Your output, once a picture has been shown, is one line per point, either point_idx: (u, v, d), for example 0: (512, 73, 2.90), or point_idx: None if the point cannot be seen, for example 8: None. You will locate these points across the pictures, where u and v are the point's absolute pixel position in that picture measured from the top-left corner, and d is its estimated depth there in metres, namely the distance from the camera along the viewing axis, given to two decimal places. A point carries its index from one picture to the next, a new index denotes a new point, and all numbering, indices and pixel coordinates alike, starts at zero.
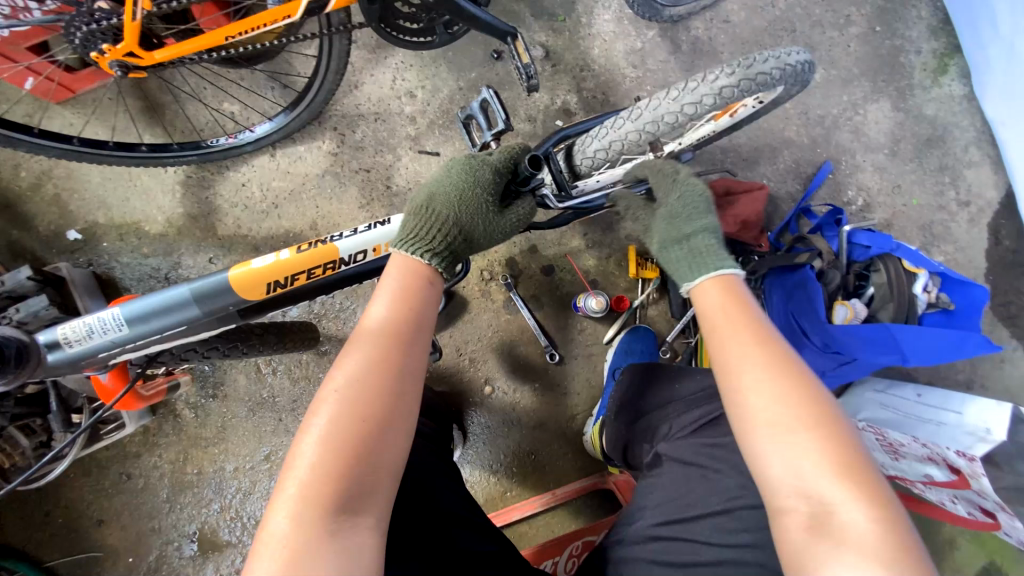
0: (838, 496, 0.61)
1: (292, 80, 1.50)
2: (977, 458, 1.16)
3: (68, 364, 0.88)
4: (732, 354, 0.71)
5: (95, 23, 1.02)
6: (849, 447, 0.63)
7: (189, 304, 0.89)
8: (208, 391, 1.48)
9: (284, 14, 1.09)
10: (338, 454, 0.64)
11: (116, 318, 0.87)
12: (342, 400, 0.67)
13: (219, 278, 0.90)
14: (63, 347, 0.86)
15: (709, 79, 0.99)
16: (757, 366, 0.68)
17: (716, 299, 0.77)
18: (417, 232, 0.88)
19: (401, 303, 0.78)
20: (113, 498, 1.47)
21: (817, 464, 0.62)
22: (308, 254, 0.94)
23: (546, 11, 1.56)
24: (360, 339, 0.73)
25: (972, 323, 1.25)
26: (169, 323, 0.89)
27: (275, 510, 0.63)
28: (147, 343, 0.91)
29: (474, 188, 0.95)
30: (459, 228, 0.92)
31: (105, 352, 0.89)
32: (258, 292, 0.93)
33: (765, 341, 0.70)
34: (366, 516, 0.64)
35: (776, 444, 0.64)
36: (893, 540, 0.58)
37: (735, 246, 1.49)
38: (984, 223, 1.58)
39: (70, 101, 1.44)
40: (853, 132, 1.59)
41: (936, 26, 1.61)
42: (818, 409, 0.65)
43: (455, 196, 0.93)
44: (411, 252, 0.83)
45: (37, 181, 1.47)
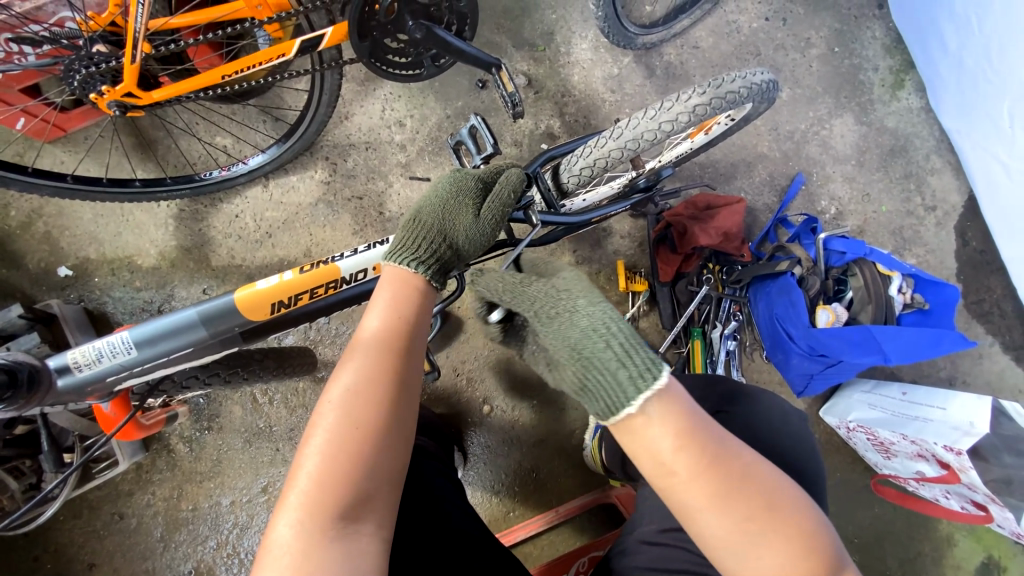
0: None
1: (283, 113, 1.54)
2: (963, 452, 1.19)
3: (76, 389, 0.88)
4: (710, 531, 0.60)
5: (94, 66, 1.06)
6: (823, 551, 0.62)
7: (197, 327, 0.90)
8: (202, 423, 1.46)
9: (278, 52, 1.16)
10: (339, 462, 0.65)
11: (125, 341, 0.87)
12: (343, 408, 0.69)
13: (226, 300, 0.92)
14: (73, 371, 0.87)
15: (683, 98, 1.05)
16: (747, 546, 0.59)
17: (681, 453, 0.60)
18: (406, 243, 0.89)
19: (394, 311, 0.80)
20: (104, 540, 1.43)
21: None
22: (313, 273, 0.97)
23: (526, 42, 1.64)
24: (360, 347, 0.75)
25: (946, 321, 1.30)
26: (177, 345, 0.89)
27: (279, 519, 0.63)
28: (154, 365, 0.91)
29: (460, 200, 0.97)
30: (447, 238, 0.93)
31: (112, 376, 0.89)
32: (265, 312, 0.95)
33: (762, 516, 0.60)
34: (368, 522, 0.65)
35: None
36: None
37: (718, 257, 1.55)
38: (952, 226, 1.67)
39: (61, 139, 1.46)
40: (821, 146, 1.68)
41: (891, 45, 1.72)
42: (819, 556, 0.61)
43: (443, 208, 0.95)
44: (400, 262, 0.85)
45: (27, 220, 1.48)
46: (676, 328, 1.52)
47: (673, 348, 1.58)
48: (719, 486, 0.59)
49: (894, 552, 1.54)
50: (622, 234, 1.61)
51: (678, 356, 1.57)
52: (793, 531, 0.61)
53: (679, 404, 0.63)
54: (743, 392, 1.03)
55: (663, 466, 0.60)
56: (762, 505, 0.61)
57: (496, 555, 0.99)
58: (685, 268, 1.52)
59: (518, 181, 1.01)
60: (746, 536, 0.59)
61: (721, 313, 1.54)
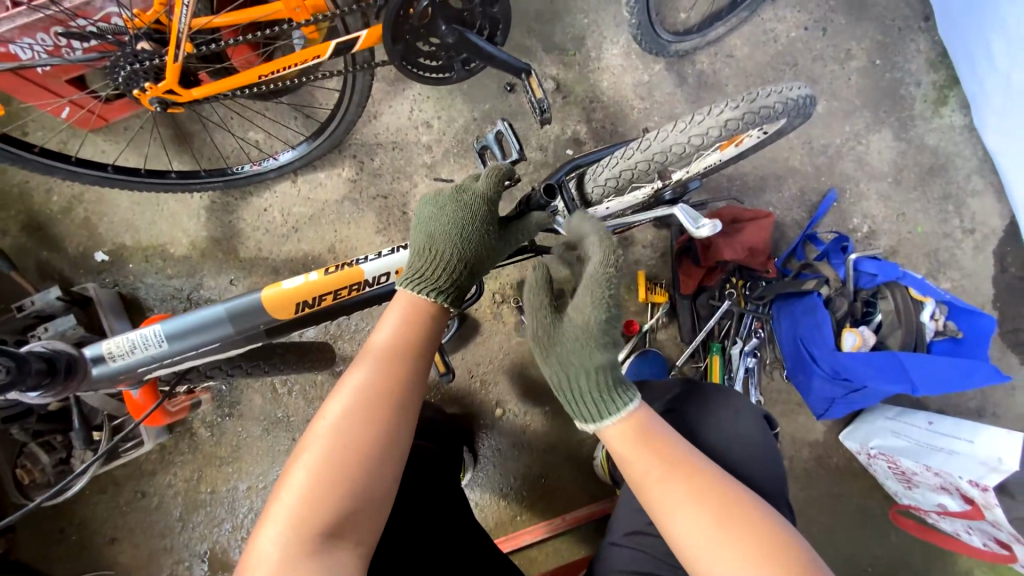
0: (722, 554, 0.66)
1: (314, 111, 1.57)
2: (989, 488, 1.15)
3: (111, 377, 0.92)
4: (680, 534, 0.68)
5: (139, 63, 1.10)
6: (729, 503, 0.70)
7: (224, 323, 0.94)
8: (224, 409, 1.51)
9: (313, 54, 1.19)
10: (330, 475, 0.67)
11: (157, 334, 0.91)
12: (337, 423, 0.71)
13: (253, 299, 0.95)
14: (107, 361, 0.91)
15: (715, 112, 1.04)
16: (667, 493, 0.71)
17: (641, 457, 0.74)
18: (423, 271, 0.90)
19: (407, 329, 0.82)
20: (127, 516, 1.49)
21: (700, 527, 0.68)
22: (336, 275, 0.98)
23: (557, 46, 1.63)
24: (364, 361, 0.77)
25: (980, 351, 1.26)
26: (205, 341, 0.93)
27: (266, 526, 0.66)
28: (183, 358, 0.95)
29: (474, 223, 0.95)
30: (464, 264, 0.93)
31: (144, 366, 0.93)
32: (289, 311, 0.97)
33: (728, 519, 0.68)
34: (352, 538, 0.67)
35: (667, 497, 0.71)
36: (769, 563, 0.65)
37: (743, 272, 1.52)
38: (990, 250, 1.60)
39: (102, 129, 1.52)
40: (856, 162, 1.63)
41: (934, 60, 1.65)
42: (719, 505, 0.69)
43: (456, 234, 0.94)
44: (417, 292, 0.86)
45: (68, 205, 1.54)
46: (694, 342, 1.50)
47: (691, 362, 1.56)
48: (682, 490, 0.70)
49: None
50: (644, 244, 1.59)
51: (696, 370, 1.56)
52: (769, 548, 0.65)
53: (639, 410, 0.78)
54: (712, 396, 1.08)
55: (636, 477, 0.74)
56: (711, 495, 0.70)
57: (485, 552, 1.03)
58: (707, 281, 1.51)
59: (547, 195, 0.98)
60: (665, 481, 0.72)
61: (742, 329, 1.51)
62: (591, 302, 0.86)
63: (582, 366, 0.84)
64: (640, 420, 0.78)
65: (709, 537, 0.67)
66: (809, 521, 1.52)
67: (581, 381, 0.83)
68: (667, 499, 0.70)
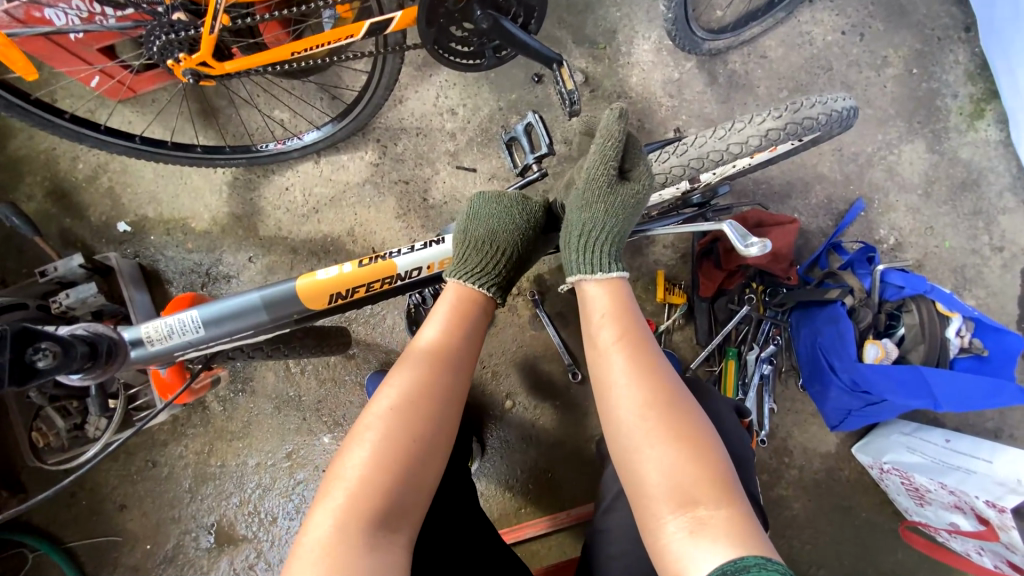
0: (647, 424, 0.74)
1: (340, 92, 1.56)
2: (1007, 510, 1.13)
3: (151, 359, 0.93)
4: (619, 400, 0.78)
5: (174, 33, 1.10)
6: (668, 391, 0.77)
7: (260, 311, 0.94)
8: (237, 385, 1.52)
9: (346, 34, 1.18)
10: (384, 463, 0.70)
11: (194, 320, 0.92)
12: (391, 412, 0.74)
13: (288, 288, 0.95)
14: (146, 345, 0.92)
15: (756, 121, 1.03)
16: (621, 369, 0.80)
17: (607, 324, 0.85)
18: (479, 265, 0.93)
19: (453, 330, 0.86)
20: (137, 484, 1.51)
21: (635, 400, 0.76)
22: (369, 268, 0.97)
23: (587, 39, 1.61)
24: (410, 360, 0.82)
25: (1006, 370, 1.24)
26: (240, 328, 0.94)
27: (317, 513, 0.67)
28: (218, 343, 0.96)
29: (525, 224, 0.99)
30: (515, 260, 0.97)
31: (181, 350, 0.94)
32: (322, 302, 0.97)
33: (655, 396, 0.76)
34: (399, 534, 0.68)
35: (621, 373, 0.80)
36: (687, 441, 0.71)
37: (764, 278, 1.48)
38: (1019, 270, 1.57)
39: (131, 100, 1.53)
40: (886, 172, 1.59)
41: (974, 72, 1.61)
42: (660, 391, 0.77)
43: (512, 232, 0.97)
44: (475, 285, 0.90)
45: (93, 173, 1.55)
46: (710, 346, 1.49)
47: (705, 365, 1.55)
48: (626, 357, 0.81)
49: None
50: (664, 244, 1.58)
51: (709, 374, 1.54)
52: (685, 434, 0.72)
53: (623, 295, 0.89)
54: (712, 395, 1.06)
55: (598, 338, 0.85)
56: (653, 377, 0.79)
57: (499, 553, 1.01)
58: (727, 285, 1.49)
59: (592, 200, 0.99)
60: (620, 358, 0.81)
61: (759, 335, 1.49)
62: (603, 156, 0.94)
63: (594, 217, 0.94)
64: (618, 290, 0.90)
65: (635, 394, 0.77)
66: (816, 532, 1.50)
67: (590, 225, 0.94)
68: (615, 364, 0.81)
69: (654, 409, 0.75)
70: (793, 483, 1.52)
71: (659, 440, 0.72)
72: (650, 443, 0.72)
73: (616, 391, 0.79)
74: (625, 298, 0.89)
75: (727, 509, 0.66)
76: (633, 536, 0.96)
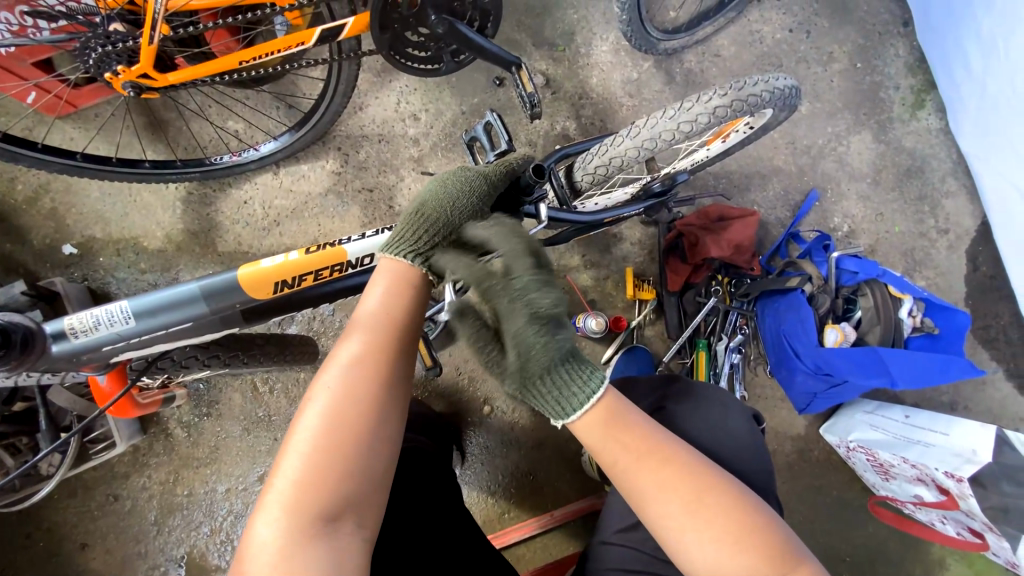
0: (698, 534, 0.66)
1: (297, 100, 1.52)
2: (965, 480, 1.19)
3: (78, 355, 0.84)
4: (655, 511, 0.68)
5: (111, 44, 1.04)
6: (709, 488, 0.69)
7: (197, 302, 0.86)
8: (202, 409, 1.46)
9: (297, 41, 1.15)
10: (326, 461, 0.65)
11: (123, 310, 0.83)
12: (329, 404, 0.68)
13: (229, 276, 0.88)
14: (69, 338, 0.82)
15: (703, 99, 1.04)
16: (643, 478, 0.69)
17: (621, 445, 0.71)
18: (404, 235, 0.85)
19: (393, 300, 0.78)
20: (98, 520, 1.43)
21: (675, 510, 0.67)
22: (317, 255, 0.93)
23: (546, 41, 1.62)
24: (353, 335, 0.74)
25: (956, 347, 1.29)
26: (175, 320, 0.85)
27: (261, 518, 0.64)
28: (152, 338, 0.87)
29: (467, 195, 0.91)
30: (451, 232, 0.88)
31: (109, 345, 0.85)
32: (266, 291, 0.91)
33: (705, 504, 0.68)
34: (347, 522, 0.65)
35: (645, 480, 0.69)
36: (745, 539, 0.66)
37: (729, 269, 1.53)
38: (963, 250, 1.66)
39: (72, 116, 1.45)
40: (838, 162, 1.66)
41: (913, 64, 1.70)
42: (705, 490, 0.69)
43: (449, 202, 0.89)
44: (398, 255, 0.82)
45: (33, 194, 1.46)
46: (681, 339, 1.52)
47: (677, 358, 1.57)
48: (662, 473, 0.69)
49: (886, 573, 1.54)
50: (632, 241, 1.60)
51: (682, 367, 1.57)
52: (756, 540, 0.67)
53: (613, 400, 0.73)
54: (692, 389, 1.08)
55: (608, 457, 0.71)
56: (688, 478, 0.69)
57: (481, 551, 1.01)
58: (694, 278, 1.53)
59: (537, 175, 0.95)
60: (638, 463, 0.70)
61: (728, 325, 1.53)
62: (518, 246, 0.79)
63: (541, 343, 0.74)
64: (611, 408, 0.72)
65: (693, 522, 0.67)
66: (792, 514, 1.55)
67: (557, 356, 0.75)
68: (648, 482, 0.69)
69: (714, 520, 0.67)
70: None
71: (718, 544, 0.66)
72: (711, 553, 0.66)
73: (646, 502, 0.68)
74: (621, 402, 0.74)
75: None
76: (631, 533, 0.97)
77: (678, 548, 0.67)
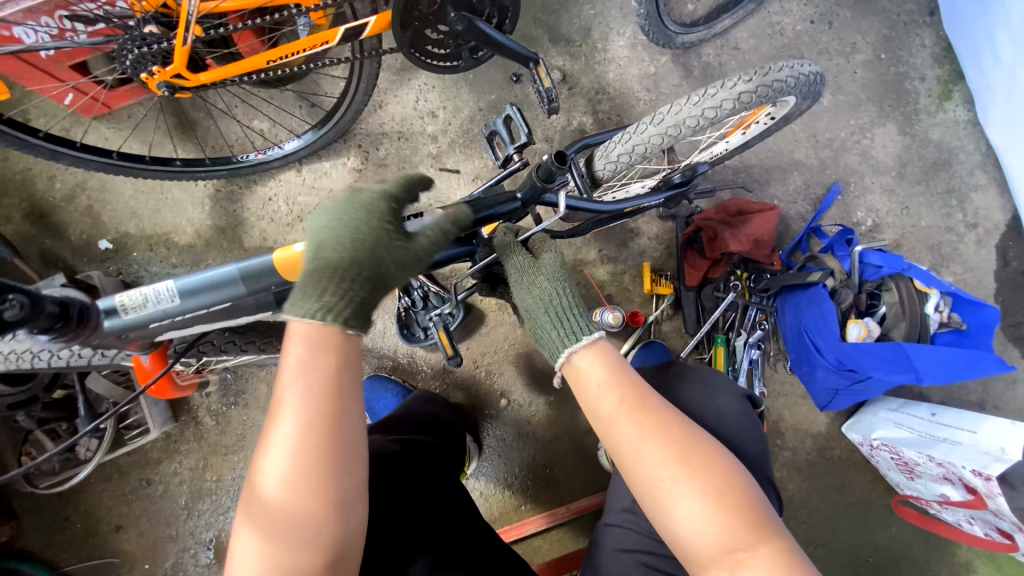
0: (682, 484, 0.65)
1: (320, 99, 1.57)
2: (993, 478, 1.14)
3: (124, 331, 0.80)
4: (639, 462, 0.68)
5: (146, 46, 1.09)
6: (692, 438, 0.69)
7: (236, 282, 0.80)
8: (229, 399, 1.51)
9: (321, 40, 1.18)
10: (291, 482, 0.61)
11: (169, 289, 0.78)
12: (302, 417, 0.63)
13: (266, 258, 0.81)
14: (120, 314, 0.78)
15: (729, 85, 1.00)
16: (629, 424, 0.69)
17: (608, 392, 0.72)
18: (314, 290, 0.70)
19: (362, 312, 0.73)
20: (132, 504, 1.49)
21: (659, 457, 0.67)
22: None
23: (563, 37, 1.62)
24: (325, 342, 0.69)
25: (984, 343, 1.27)
26: (215, 300, 0.80)
27: (242, 520, 0.63)
28: (195, 317, 0.83)
29: (368, 226, 0.77)
30: (370, 271, 0.74)
31: (156, 323, 0.81)
32: (305, 276, 0.83)
33: (689, 455, 0.67)
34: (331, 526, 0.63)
35: (630, 427, 0.69)
36: (730, 500, 0.65)
37: (748, 264, 1.52)
38: (992, 245, 1.61)
39: (107, 117, 1.51)
40: (861, 155, 1.63)
41: (940, 54, 1.66)
42: (687, 446, 0.68)
43: (350, 241, 0.75)
44: (309, 314, 0.67)
45: (71, 192, 1.53)
46: (699, 334, 1.51)
47: (695, 354, 1.57)
48: (645, 426, 0.69)
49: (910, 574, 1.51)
50: (650, 236, 1.59)
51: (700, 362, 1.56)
52: (738, 504, 0.65)
53: (605, 349, 0.77)
54: (687, 372, 1.09)
55: (595, 406, 0.72)
56: (673, 430, 0.69)
57: (490, 544, 1.03)
58: (712, 273, 1.52)
59: (559, 162, 0.88)
60: (620, 408, 0.70)
61: (747, 321, 1.52)
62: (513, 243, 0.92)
63: (561, 294, 0.87)
64: (604, 351, 0.76)
65: (677, 473, 0.66)
66: (812, 511, 1.53)
67: (561, 309, 0.84)
68: (634, 432, 0.69)
69: (697, 476, 0.66)
70: (787, 465, 1.54)
71: (698, 501, 0.65)
72: (697, 515, 0.64)
73: (633, 447, 0.68)
74: (613, 352, 0.77)
75: (773, 561, 0.63)
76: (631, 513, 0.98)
77: (664, 505, 0.66)
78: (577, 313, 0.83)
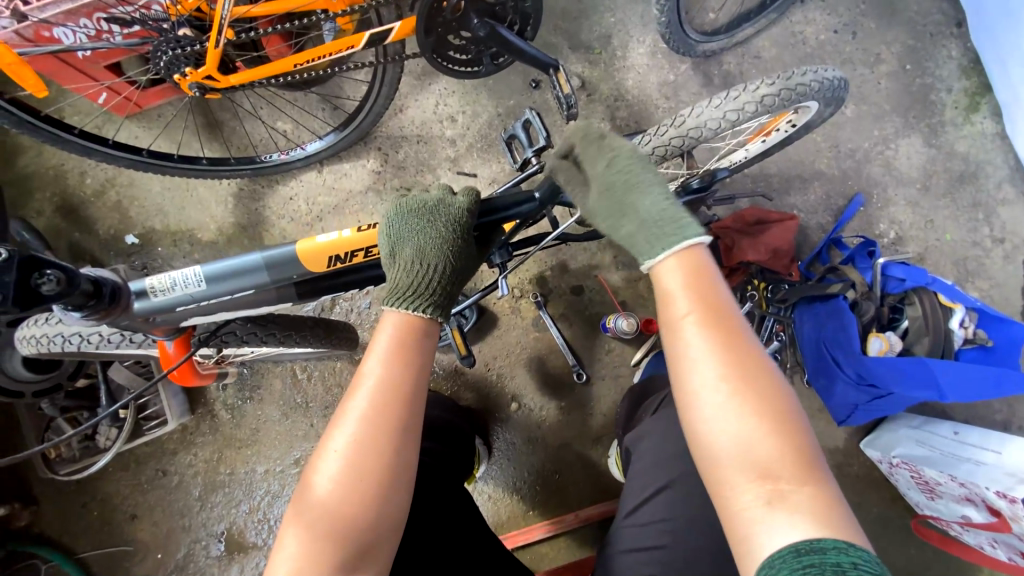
0: (735, 406, 0.61)
1: (342, 102, 1.60)
2: (1018, 501, 1.11)
3: (151, 314, 0.83)
4: (697, 372, 0.64)
5: (180, 48, 1.13)
6: (763, 376, 0.64)
7: (260, 271, 0.82)
8: (245, 393, 1.54)
9: (347, 45, 1.21)
10: (347, 472, 0.64)
11: (196, 274, 0.81)
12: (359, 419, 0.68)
13: (289, 248, 0.83)
14: (150, 296, 0.81)
15: (751, 88, 1.01)
16: (697, 328, 0.66)
17: (686, 296, 0.68)
18: (411, 287, 0.79)
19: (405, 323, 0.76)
20: (147, 494, 1.52)
21: (717, 371, 0.63)
22: (371, 232, 0.88)
23: (583, 45, 1.63)
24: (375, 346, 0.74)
25: (1011, 360, 1.24)
26: (240, 288, 0.82)
27: (290, 522, 0.65)
28: (219, 304, 0.85)
29: (450, 229, 0.85)
30: (454, 274, 0.84)
31: (181, 306, 0.83)
32: (323, 266, 0.85)
33: (755, 397, 0.62)
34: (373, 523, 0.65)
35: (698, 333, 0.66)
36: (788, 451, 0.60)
37: (766, 274, 1.51)
38: (1021, 260, 1.57)
39: (137, 117, 1.57)
40: (884, 166, 1.61)
41: (967, 66, 1.63)
42: (758, 379, 0.63)
43: (440, 242, 0.83)
44: (411, 309, 0.76)
45: (101, 188, 1.58)
46: None
47: None
48: (713, 337, 0.65)
49: None
50: None
51: None
52: (794, 445, 0.60)
53: (699, 258, 0.72)
54: None
55: (668, 307, 0.69)
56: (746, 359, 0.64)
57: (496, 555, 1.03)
58: (728, 282, 1.52)
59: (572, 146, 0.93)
60: (696, 316, 0.67)
61: (763, 330, 1.51)
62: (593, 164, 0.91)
63: (653, 197, 0.83)
64: (695, 257, 0.72)
65: (730, 393, 0.62)
66: None
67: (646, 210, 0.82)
68: (701, 342, 0.65)
69: (760, 404, 0.61)
70: None
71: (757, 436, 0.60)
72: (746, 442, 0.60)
73: (693, 349, 0.65)
74: (706, 266, 0.72)
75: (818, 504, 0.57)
76: (640, 516, 0.98)
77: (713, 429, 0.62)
78: (673, 212, 0.79)
